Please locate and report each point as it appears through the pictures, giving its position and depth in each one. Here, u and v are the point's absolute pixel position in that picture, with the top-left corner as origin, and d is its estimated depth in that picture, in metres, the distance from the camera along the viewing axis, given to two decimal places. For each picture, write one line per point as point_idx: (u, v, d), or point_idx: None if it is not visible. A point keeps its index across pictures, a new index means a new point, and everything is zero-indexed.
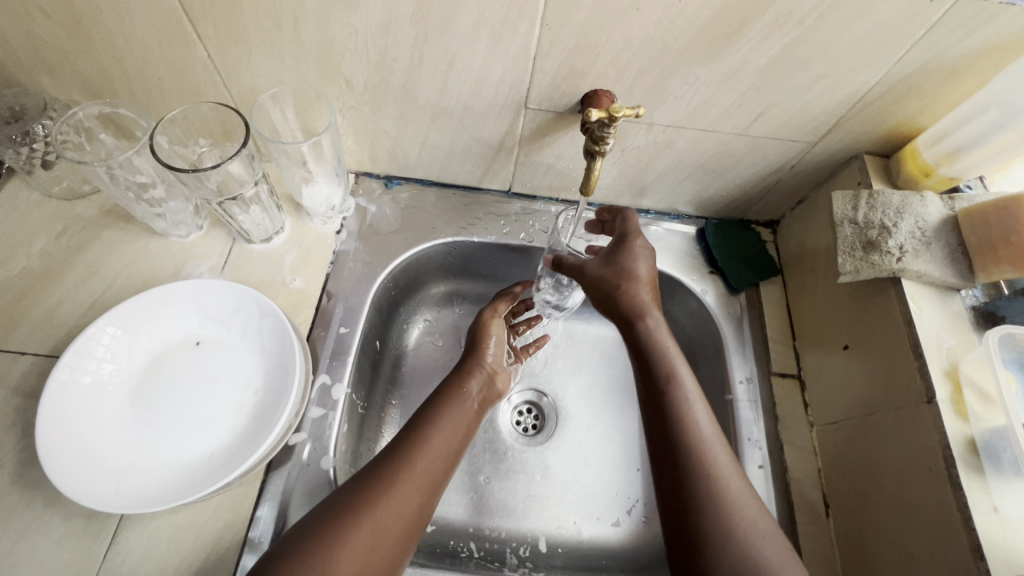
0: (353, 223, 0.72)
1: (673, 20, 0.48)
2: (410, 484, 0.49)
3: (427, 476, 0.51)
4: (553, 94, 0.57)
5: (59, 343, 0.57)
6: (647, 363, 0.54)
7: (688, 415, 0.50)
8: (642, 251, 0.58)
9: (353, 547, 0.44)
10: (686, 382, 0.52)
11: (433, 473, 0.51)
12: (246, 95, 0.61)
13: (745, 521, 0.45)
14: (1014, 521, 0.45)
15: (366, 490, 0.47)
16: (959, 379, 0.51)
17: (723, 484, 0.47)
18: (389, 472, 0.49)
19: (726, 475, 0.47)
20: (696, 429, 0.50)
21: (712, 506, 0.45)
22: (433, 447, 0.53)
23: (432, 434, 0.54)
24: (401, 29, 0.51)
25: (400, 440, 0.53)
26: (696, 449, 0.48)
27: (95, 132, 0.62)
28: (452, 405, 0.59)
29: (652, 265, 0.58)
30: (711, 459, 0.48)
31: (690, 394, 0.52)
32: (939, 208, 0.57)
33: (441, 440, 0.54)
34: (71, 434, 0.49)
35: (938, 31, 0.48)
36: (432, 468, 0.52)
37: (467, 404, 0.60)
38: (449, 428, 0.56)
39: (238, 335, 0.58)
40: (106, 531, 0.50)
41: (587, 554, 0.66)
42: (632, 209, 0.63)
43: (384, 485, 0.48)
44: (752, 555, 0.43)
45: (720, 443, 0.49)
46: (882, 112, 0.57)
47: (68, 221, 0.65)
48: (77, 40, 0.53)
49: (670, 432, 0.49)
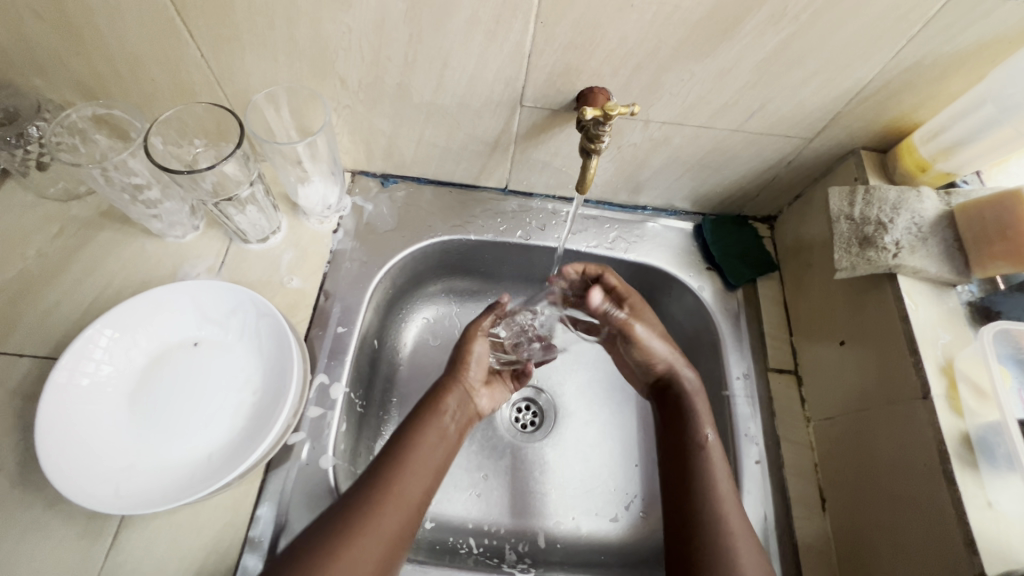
0: (350, 222, 0.72)
1: (668, 17, 0.48)
2: (378, 517, 0.49)
3: (396, 509, 0.50)
4: (548, 92, 0.57)
5: (58, 345, 0.57)
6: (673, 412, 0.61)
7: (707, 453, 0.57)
8: (654, 324, 0.66)
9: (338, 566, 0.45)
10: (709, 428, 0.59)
11: (400, 509, 0.50)
12: (241, 95, 0.61)
13: (737, 546, 0.51)
14: (1008, 516, 0.46)
15: (337, 527, 0.47)
16: (954, 375, 0.51)
17: (732, 534, 0.52)
18: (357, 509, 0.49)
19: (728, 509, 0.54)
20: (714, 482, 0.55)
21: (714, 530, 0.52)
22: (401, 481, 0.52)
23: (395, 467, 0.53)
24: (395, 28, 0.51)
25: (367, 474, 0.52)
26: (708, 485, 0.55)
27: (89, 132, 0.62)
28: (421, 431, 0.56)
29: (664, 332, 0.65)
30: (711, 480, 0.55)
31: (716, 454, 0.57)
32: (935, 203, 0.57)
33: (411, 469, 0.53)
34: (71, 435, 0.49)
35: (934, 26, 0.48)
36: (399, 503, 0.51)
37: (438, 428, 0.58)
38: (417, 456, 0.54)
39: (235, 335, 0.59)
40: (106, 533, 0.51)
41: (586, 549, 0.66)
42: (609, 269, 0.68)
43: (353, 522, 0.48)
44: None
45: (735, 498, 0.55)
46: (879, 107, 0.57)
47: (65, 222, 0.65)
48: (70, 41, 0.53)
49: (692, 487, 0.55)
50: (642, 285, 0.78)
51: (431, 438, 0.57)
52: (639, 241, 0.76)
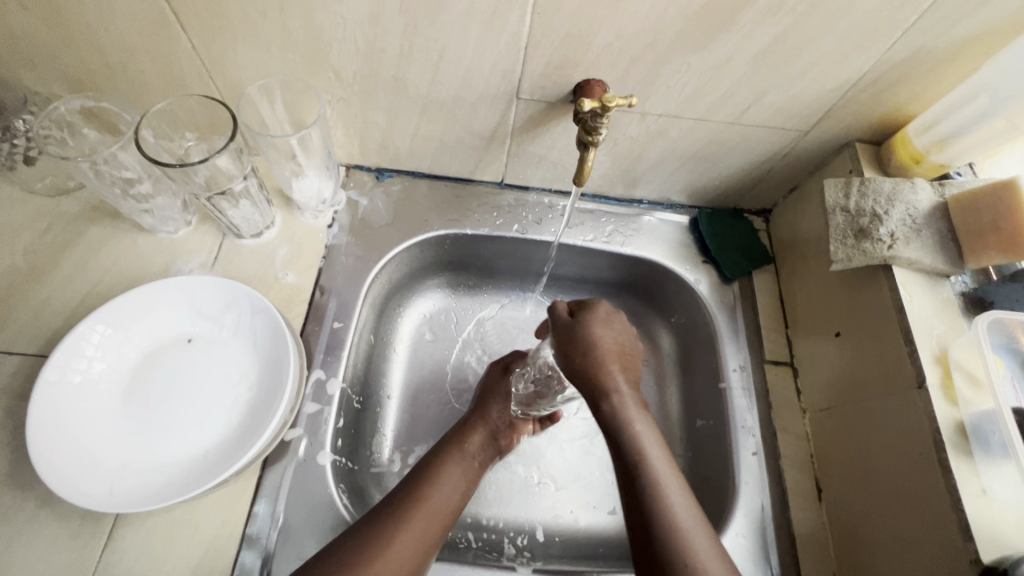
0: (344, 216, 0.71)
1: (665, 9, 0.48)
2: (408, 531, 0.50)
3: (424, 529, 0.51)
4: (545, 84, 0.57)
5: (48, 342, 0.57)
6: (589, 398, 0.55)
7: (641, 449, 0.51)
8: (603, 320, 0.57)
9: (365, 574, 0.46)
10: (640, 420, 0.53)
11: (429, 528, 0.51)
12: (232, 87, 0.60)
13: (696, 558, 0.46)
14: (1001, 502, 0.46)
15: (369, 535, 0.48)
16: (949, 364, 0.52)
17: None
18: (382, 534, 0.49)
19: (682, 518, 0.48)
20: (673, 516, 0.48)
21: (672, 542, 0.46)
22: (433, 503, 0.53)
23: (432, 488, 0.55)
24: (390, 19, 0.51)
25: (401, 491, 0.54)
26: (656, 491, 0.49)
27: (78, 126, 0.60)
28: (454, 458, 0.59)
29: (615, 330, 0.56)
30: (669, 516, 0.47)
31: (665, 477, 0.50)
32: (929, 194, 0.57)
33: (448, 494, 0.55)
34: (62, 434, 0.48)
35: (929, 18, 0.48)
36: (425, 525, 0.51)
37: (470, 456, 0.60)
38: (450, 478, 0.57)
39: (230, 331, 0.58)
40: (101, 532, 0.50)
41: (584, 542, 0.66)
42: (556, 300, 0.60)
43: (385, 534, 0.49)
44: None
45: (702, 528, 0.48)
46: (874, 100, 0.57)
47: (52, 217, 0.64)
48: (55, 32, 0.52)
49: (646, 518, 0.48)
50: (638, 279, 0.78)
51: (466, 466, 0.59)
52: (635, 234, 0.76)
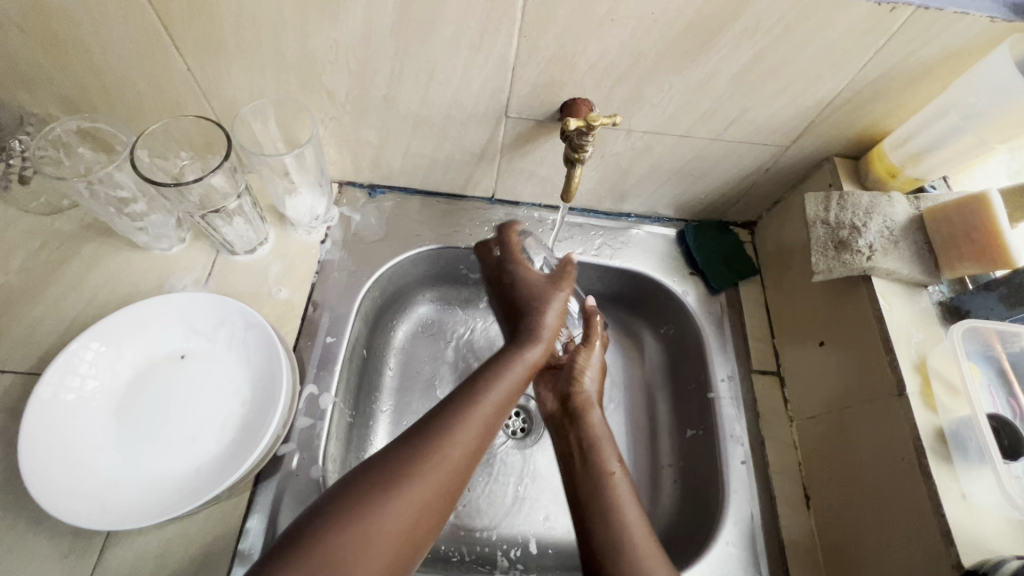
0: (337, 232, 0.72)
1: (647, 31, 0.50)
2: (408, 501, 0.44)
3: (441, 475, 0.46)
4: (532, 103, 0.59)
5: (42, 360, 0.57)
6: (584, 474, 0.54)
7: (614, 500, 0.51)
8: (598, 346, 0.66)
9: (372, 527, 0.42)
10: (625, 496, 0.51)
11: (427, 500, 0.45)
12: (226, 108, 0.61)
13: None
14: (980, 506, 0.48)
15: (355, 505, 0.43)
16: (927, 372, 0.53)
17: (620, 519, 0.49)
18: (398, 474, 0.45)
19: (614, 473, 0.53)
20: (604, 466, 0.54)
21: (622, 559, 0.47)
22: (441, 466, 0.46)
23: (445, 444, 0.47)
24: (381, 41, 0.52)
25: (413, 439, 0.47)
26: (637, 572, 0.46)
27: (74, 146, 0.61)
28: (486, 390, 0.52)
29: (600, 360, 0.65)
30: (602, 464, 0.54)
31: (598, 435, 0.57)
32: (905, 207, 0.59)
33: (465, 442, 0.48)
34: (53, 453, 0.49)
35: (898, 40, 0.50)
36: (459, 460, 0.47)
37: (519, 370, 0.55)
38: (467, 427, 0.49)
39: (223, 347, 0.58)
40: (91, 550, 0.50)
41: (577, 553, 0.67)
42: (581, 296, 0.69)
43: (358, 520, 0.42)
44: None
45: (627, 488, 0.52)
46: (851, 116, 0.59)
47: (47, 236, 0.64)
48: (52, 55, 0.53)
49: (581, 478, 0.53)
50: (628, 291, 0.79)
51: (495, 401, 0.52)
52: (624, 247, 0.77)
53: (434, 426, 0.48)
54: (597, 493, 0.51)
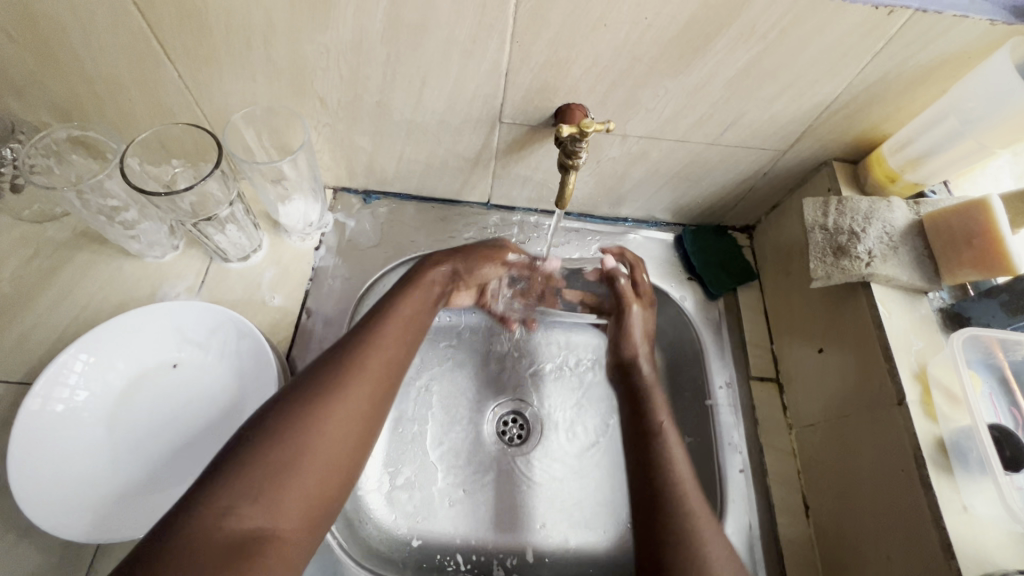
0: (332, 238, 0.72)
1: (641, 36, 0.49)
2: (327, 430, 0.45)
3: (356, 407, 0.47)
4: (526, 109, 0.58)
5: (33, 369, 0.57)
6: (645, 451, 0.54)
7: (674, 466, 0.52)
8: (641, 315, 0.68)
9: (296, 453, 0.43)
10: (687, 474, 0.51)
11: (348, 422, 0.46)
12: (218, 115, 0.61)
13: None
14: (981, 518, 0.47)
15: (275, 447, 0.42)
16: (928, 381, 0.52)
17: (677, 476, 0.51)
18: (312, 403, 0.46)
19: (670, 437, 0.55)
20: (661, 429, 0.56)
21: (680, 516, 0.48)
22: (353, 396, 0.47)
23: (353, 378, 0.48)
24: (372, 48, 0.52)
25: (320, 376, 0.48)
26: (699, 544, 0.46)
27: (65, 154, 0.61)
28: (387, 331, 0.54)
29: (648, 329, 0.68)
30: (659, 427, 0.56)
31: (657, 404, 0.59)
32: (905, 212, 0.58)
33: (375, 368, 0.50)
34: (42, 465, 0.48)
35: (896, 44, 0.49)
36: (371, 392, 0.49)
37: (422, 296, 0.60)
38: (380, 362, 0.51)
39: (215, 356, 0.58)
40: (81, 562, 0.50)
41: (574, 562, 0.66)
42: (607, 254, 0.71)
43: (286, 449, 0.43)
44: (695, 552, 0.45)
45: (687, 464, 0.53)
46: (849, 120, 0.59)
47: (40, 244, 0.64)
48: (42, 63, 0.53)
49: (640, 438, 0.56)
50: None
51: (395, 335, 0.54)
52: None
53: (338, 363, 0.49)
54: (662, 471, 0.52)
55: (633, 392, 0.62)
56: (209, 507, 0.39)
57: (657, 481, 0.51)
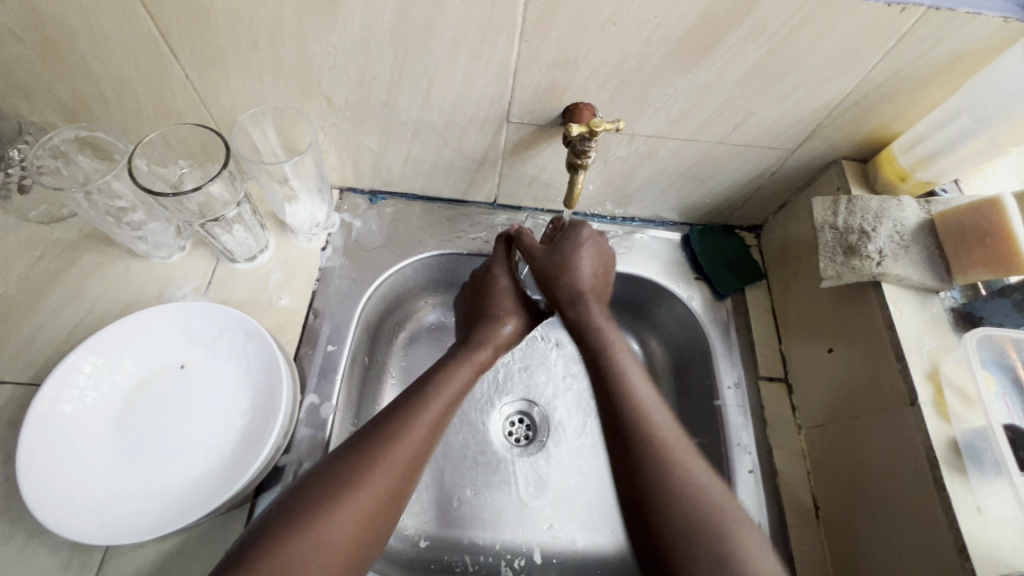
0: (338, 239, 0.71)
1: (650, 34, 0.49)
2: (362, 499, 0.45)
3: (384, 484, 0.47)
4: (534, 108, 0.58)
5: (41, 370, 0.57)
6: (613, 406, 0.52)
7: (661, 437, 0.49)
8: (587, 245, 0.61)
9: (314, 537, 0.42)
10: (671, 434, 0.49)
11: (372, 506, 0.46)
12: (225, 115, 0.60)
13: (748, 552, 0.43)
14: (996, 520, 0.46)
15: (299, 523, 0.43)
16: (940, 381, 0.52)
17: (669, 449, 0.48)
18: (342, 482, 0.45)
19: (646, 399, 0.52)
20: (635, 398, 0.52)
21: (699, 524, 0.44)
22: (383, 477, 0.47)
23: (394, 445, 0.48)
24: (380, 47, 0.51)
25: (356, 454, 0.48)
26: (697, 506, 0.45)
27: (72, 155, 0.61)
28: (435, 392, 0.54)
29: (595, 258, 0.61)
30: (633, 396, 0.52)
31: (628, 367, 0.54)
32: (916, 211, 0.58)
33: (409, 447, 0.49)
34: (51, 466, 0.48)
35: (908, 41, 0.49)
36: (401, 470, 0.48)
37: (470, 372, 0.58)
38: (413, 436, 0.50)
39: (223, 357, 0.58)
40: (91, 564, 0.50)
41: (583, 563, 0.66)
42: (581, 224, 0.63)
43: (306, 528, 0.42)
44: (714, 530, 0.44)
45: (677, 432, 0.50)
46: (859, 118, 0.58)
47: (47, 244, 0.64)
48: (50, 64, 0.53)
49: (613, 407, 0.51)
50: (632, 296, 0.78)
51: (439, 407, 0.53)
52: (628, 252, 0.76)
53: (381, 430, 0.49)
54: (631, 426, 0.50)
55: (580, 332, 0.58)
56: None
57: (630, 438, 0.49)
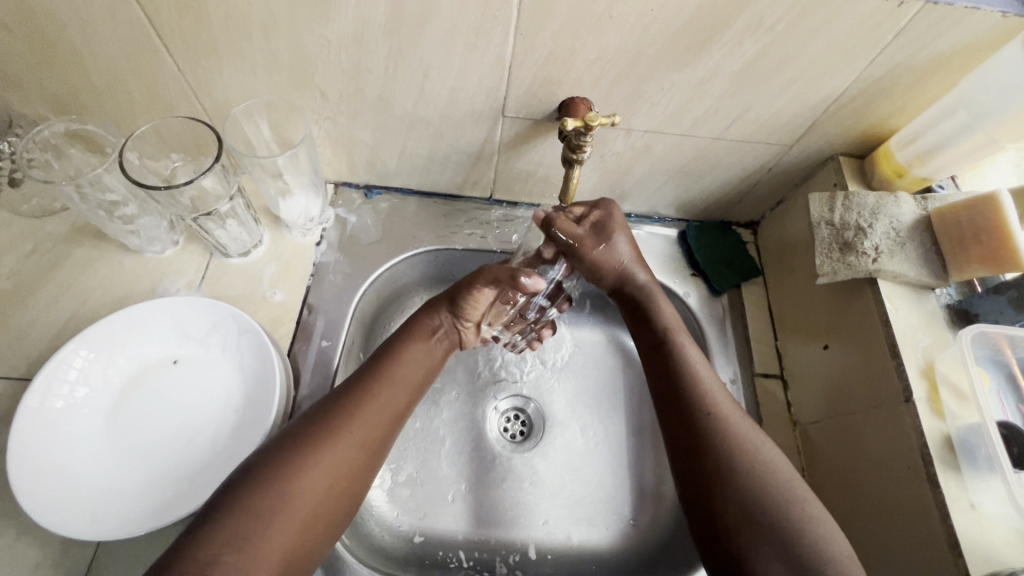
0: (333, 234, 0.71)
1: (647, 28, 0.48)
2: (321, 464, 0.45)
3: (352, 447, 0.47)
4: (530, 102, 0.57)
5: (33, 365, 0.56)
6: (674, 383, 0.52)
7: (721, 411, 0.50)
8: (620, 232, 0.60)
9: (282, 499, 0.42)
10: (735, 415, 0.50)
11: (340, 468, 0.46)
12: (219, 108, 0.60)
13: (818, 531, 0.43)
14: (989, 516, 0.46)
15: (264, 482, 0.42)
16: (935, 377, 0.52)
17: (730, 422, 0.49)
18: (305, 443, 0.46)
19: (705, 375, 0.53)
20: (696, 370, 0.53)
21: (761, 500, 0.44)
22: (349, 441, 0.47)
23: (342, 426, 0.48)
24: (374, 40, 0.51)
25: (322, 415, 0.48)
26: (764, 483, 0.45)
27: (64, 149, 0.61)
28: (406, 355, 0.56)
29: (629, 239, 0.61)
30: (694, 369, 0.53)
31: (690, 346, 0.56)
32: (912, 208, 0.58)
33: (376, 413, 0.50)
34: (42, 461, 0.48)
35: (905, 36, 0.48)
36: (367, 436, 0.49)
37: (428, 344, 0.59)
38: (381, 401, 0.51)
39: (216, 352, 0.57)
40: (82, 560, 0.49)
41: (577, 559, 0.66)
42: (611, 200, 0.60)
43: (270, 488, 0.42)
44: (781, 507, 0.44)
45: (737, 407, 0.51)
46: (857, 113, 0.58)
47: (39, 238, 0.63)
48: (39, 56, 0.52)
49: (674, 378, 0.53)
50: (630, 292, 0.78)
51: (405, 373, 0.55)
52: None
53: (330, 409, 0.49)
54: (696, 400, 0.50)
55: (641, 310, 0.59)
56: (199, 551, 0.38)
57: (692, 412, 0.50)
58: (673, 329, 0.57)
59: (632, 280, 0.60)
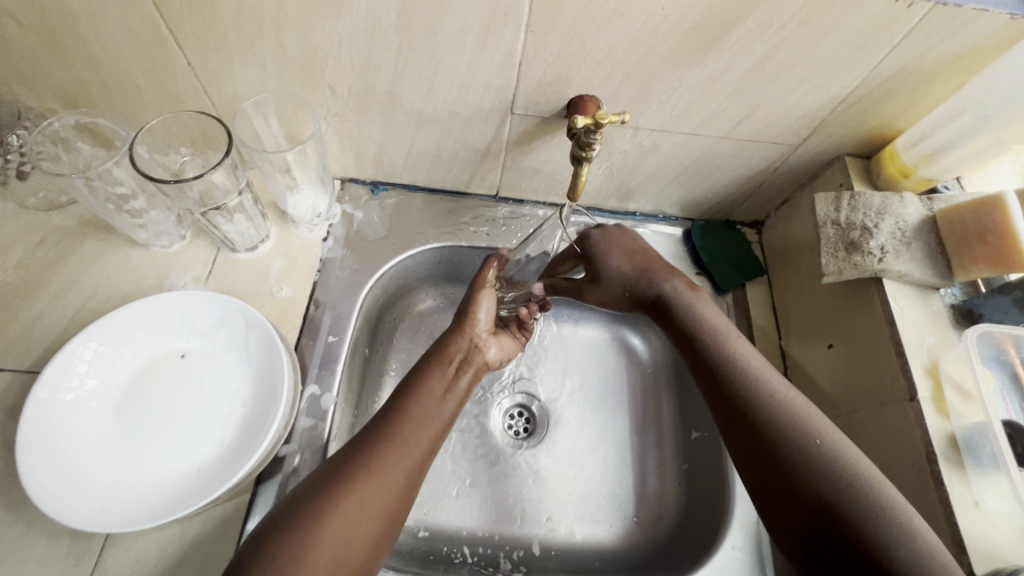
0: (339, 229, 0.71)
1: (657, 27, 0.49)
2: (351, 510, 0.44)
3: (384, 496, 0.46)
4: (539, 99, 0.57)
5: (41, 358, 0.56)
6: (722, 379, 0.56)
7: (773, 395, 0.53)
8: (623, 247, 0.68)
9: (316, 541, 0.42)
10: (790, 397, 0.53)
11: (369, 516, 0.45)
12: (228, 103, 0.60)
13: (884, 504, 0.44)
14: (993, 514, 0.47)
15: (301, 523, 0.43)
16: (940, 377, 0.52)
17: (785, 404, 0.52)
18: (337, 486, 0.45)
19: (754, 365, 0.56)
20: (743, 363, 0.57)
21: (826, 471, 0.47)
22: (381, 486, 0.47)
23: (374, 472, 0.47)
24: (385, 36, 0.51)
25: (360, 456, 0.48)
26: (820, 455, 0.48)
27: (72, 141, 0.61)
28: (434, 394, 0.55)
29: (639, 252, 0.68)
30: (744, 362, 0.56)
31: (738, 343, 0.59)
32: (918, 208, 0.58)
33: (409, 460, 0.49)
34: (52, 452, 0.48)
35: (914, 37, 0.49)
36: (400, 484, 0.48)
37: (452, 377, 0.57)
38: (413, 442, 0.50)
39: (224, 346, 0.57)
40: (90, 551, 0.50)
41: (580, 556, 0.66)
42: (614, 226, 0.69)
43: (302, 531, 0.42)
44: (843, 481, 0.46)
45: (790, 391, 0.54)
46: (863, 114, 0.58)
47: (46, 231, 0.63)
48: (50, 49, 0.52)
49: (723, 375, 0.56)
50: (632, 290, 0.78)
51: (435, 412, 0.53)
52: None
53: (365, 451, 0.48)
54: (748, 389, 0.54)
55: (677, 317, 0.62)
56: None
57: (745, 400, 0.53)
58: (716, 330, 0.60)
59: (649, 284, 0.65)
